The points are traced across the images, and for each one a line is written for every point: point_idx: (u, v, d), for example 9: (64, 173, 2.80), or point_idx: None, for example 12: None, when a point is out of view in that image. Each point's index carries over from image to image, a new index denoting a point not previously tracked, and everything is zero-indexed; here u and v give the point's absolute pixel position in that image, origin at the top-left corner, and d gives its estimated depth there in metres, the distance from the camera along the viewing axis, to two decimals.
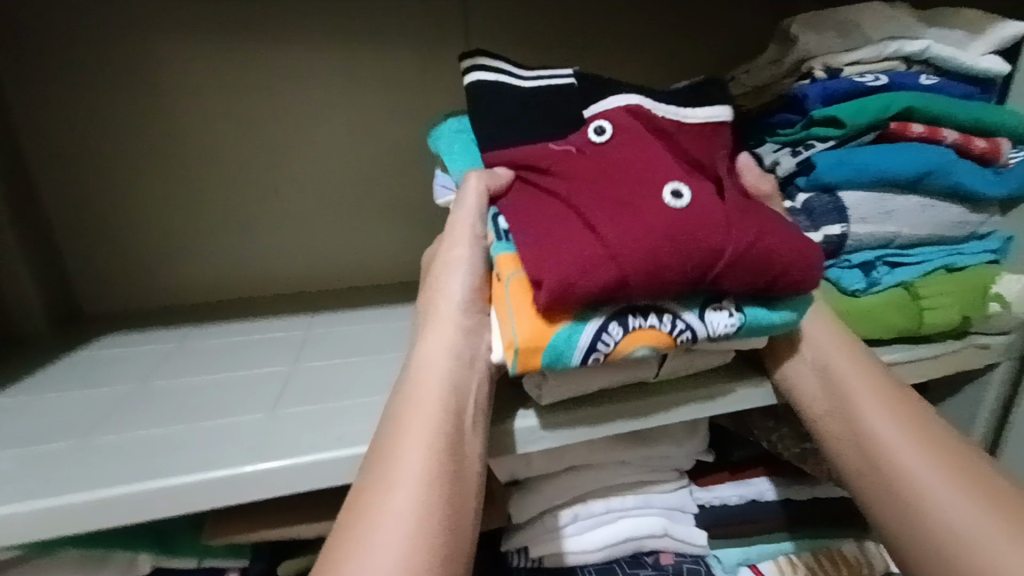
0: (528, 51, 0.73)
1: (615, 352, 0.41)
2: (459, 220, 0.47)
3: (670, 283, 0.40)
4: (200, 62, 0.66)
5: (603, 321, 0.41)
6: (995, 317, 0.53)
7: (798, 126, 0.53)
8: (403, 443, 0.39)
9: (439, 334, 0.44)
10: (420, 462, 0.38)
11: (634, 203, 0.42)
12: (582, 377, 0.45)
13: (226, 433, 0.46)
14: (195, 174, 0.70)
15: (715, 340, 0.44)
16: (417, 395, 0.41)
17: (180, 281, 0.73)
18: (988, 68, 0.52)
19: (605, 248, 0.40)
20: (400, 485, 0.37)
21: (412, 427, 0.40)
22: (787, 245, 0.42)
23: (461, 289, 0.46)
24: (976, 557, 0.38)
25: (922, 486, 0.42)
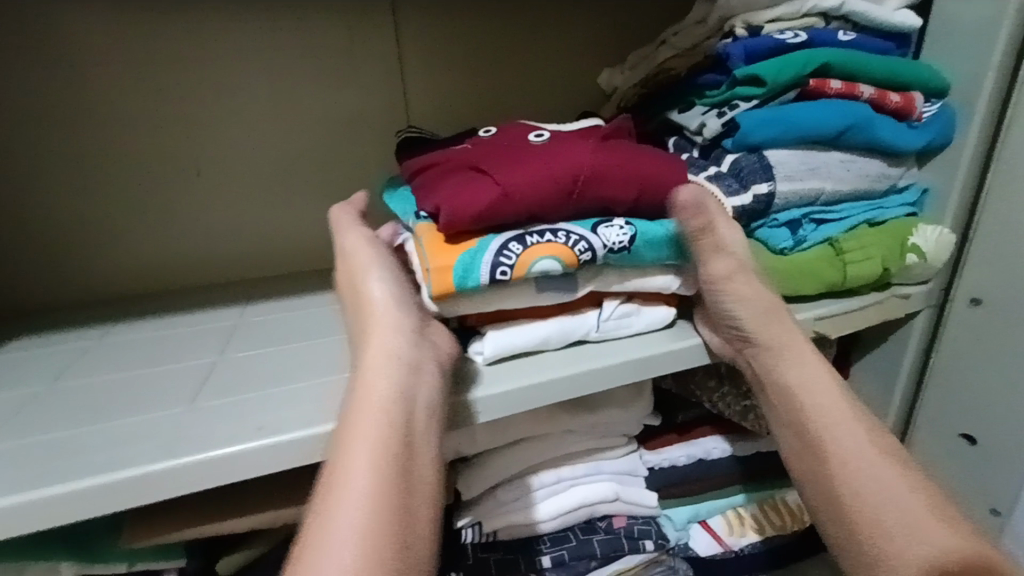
0: (461, 17, 0.70)
1: (519, 265, 0.44)
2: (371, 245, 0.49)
3: (547, 197, 0.45)
4: (99, 34, 0.61)
5: (503, 241, 0.45)
6: (915, 267, 0.55)
7: (723, 87, 0.52)
8: (355, 417, 0.39)
9: (375, 324, 0.44)
10: (381, 423, 0.39)
11: (513, 150, 0.48)
12: (522, 330, 0.48)
13: (138, 431, 0.43)
14: (103, 158, 0.65)
15: (617, 257, 0.46)
16: (362, 380, 0.41)
17: (98, 275, 0.68)
18: (902, 22, 0.53)
19: (485, 179, 0.45)
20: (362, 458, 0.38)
21: (362, 406, 0.40)
22: (647, 159, 0.48)
23: (381, 289, 0.45)
24: (884, 510, 0.40)
25: (838, 444, 0.44)
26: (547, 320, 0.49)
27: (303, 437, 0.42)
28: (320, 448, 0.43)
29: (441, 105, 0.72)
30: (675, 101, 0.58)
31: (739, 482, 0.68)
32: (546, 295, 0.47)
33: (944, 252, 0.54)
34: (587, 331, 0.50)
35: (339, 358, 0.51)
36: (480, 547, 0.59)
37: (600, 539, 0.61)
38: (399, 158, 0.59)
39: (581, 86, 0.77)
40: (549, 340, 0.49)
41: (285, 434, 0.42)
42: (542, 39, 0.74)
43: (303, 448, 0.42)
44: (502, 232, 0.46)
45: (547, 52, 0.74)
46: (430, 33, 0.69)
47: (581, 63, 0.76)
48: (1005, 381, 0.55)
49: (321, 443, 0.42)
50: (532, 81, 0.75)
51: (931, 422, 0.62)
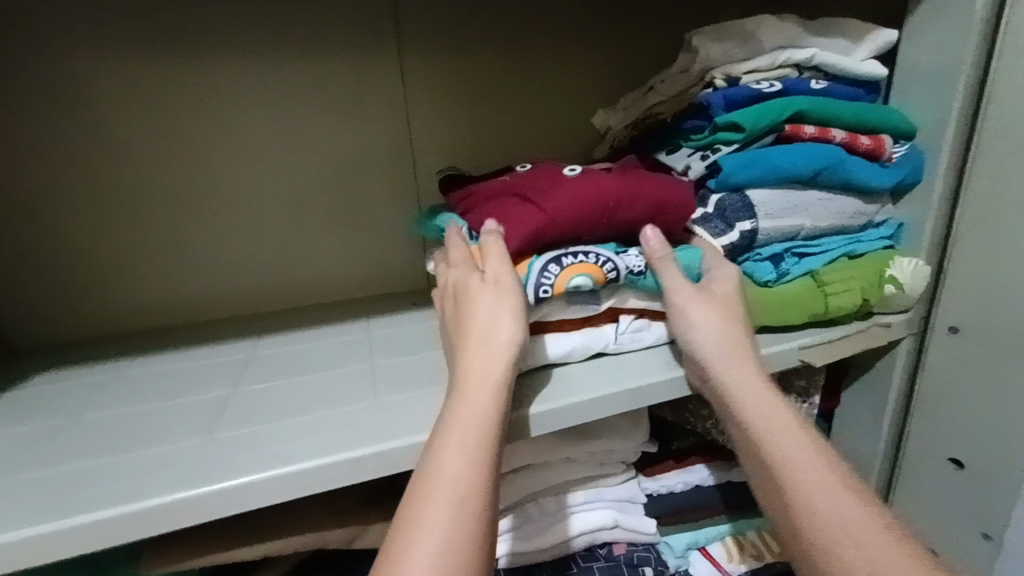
0: (464, 66, 0.75)
1: (557, 284, 0.47)
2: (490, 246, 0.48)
3: (581, 222, 0.49)
4: (129, 86, 0.66)
5: (544, 262, 0.49)
6: (893, 298, 0.58)
7: (705, 132, 0.56)
8: (445, 463, 0.40)
9: (480, 364, 0.44)
10: (478, 425, 0.42)
11: (547, 177, 0.52)
12: (538, 348, 0.51)
13: (158, 460, 0.46)
14: (125, 199, 0.69)
15: (638, 278, 0.51)
16: (458, 425, 0.41)
17: (116, 310, 0.71)
18: (869, 72, 0.57)
19: (529, 206, 0.50)
20: (453, 461, 0.40)
21: (449, 449, 0.41)
22: (670, 186, 0.52)
23: (516, 334, 0.45)
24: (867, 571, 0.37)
25: (811, 492, 0.42)
26: (571, 333, 0.53)
27: (315, 466, 0.44)
28: (331, 477, 0.45)
29: (443, 146, 0.77)
30: (663, 143, 0.62)
31: (723, 514, 0.69)
32: (575, 310, 0.51)
33: (921, 283, 0.57)
34: (605, 344, 0.54)
35: (348, 390, 0.54)
36: None
37: (601, 567, 0.62)
38: (443, 191, 0.63)
39: (577, 126, 0.82)
40: (573, 352, 0.53)
41: (298, 464, 0.44)
42: (539, 84, 0.79)
43: (314, 477, 0.44)
44: (542, 255, 0.50)
45: (545, 95, 0.79)
46: (435, 80, 0.74)
47: (576, 105, 0.81)
48: (987, 405, 0.57)
49: (333, 472, 0.45)
50: (530, 123, 0.80)
51: (919, 447, 0.64)
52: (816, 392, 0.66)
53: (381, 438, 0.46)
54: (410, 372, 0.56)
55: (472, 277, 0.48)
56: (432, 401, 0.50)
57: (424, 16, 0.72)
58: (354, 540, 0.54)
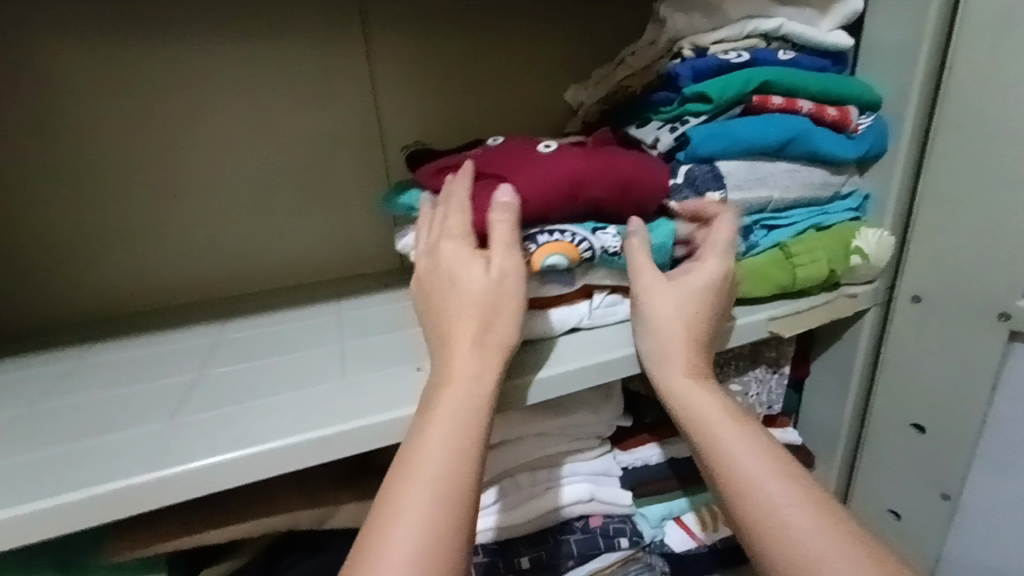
0: (432, 39, 0.73)
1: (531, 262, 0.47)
2: (502, 236, 0.45)
3: (547, 203, 0.48)
4: (75, 61, 0.62)
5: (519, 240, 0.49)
6: (859, 268, 0.58)
7: (675, 104, 0.56)
8: (432, 449, 0.40)
9: (475, 355, 0.43)
10: (461, 406, 0.41)
11: (517, 155, 0.51)
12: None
13: (120, 445, 0.45)
14: (79, 180, 0.66)
15: (613, 258, 0.51)
16: (448, 415, 0.41)
17: (76, 298, 0.69)
18: (836, 43, 0.56)
19: (497, 184, 0.49)
20: (439, 441, 0.40)
21: (437, 436, 0.40)
22: (650, 170, 0.52)
23: (514, 332, 0.44)
24: (804, 551, 0.39)
25: (755, 479, 0.42)
26: (546, 311, 0.52)
27: (281, 445, 0.44)
28: (302, 454, 0.44)
29: (412, 123, 0.75)
30: (633, 117, 0.61)
31: (679, 488, 0.69)
32: (550, 288, 0.51)
33: (886, 253, 0.58)
34: (579, 319, 0.53)
35: (317, 371, 0.53)
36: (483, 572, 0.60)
37: (577, 539, 0.63)
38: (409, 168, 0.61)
39: (549, 102, 0.81)
40: (547, 329, 0.52)
41: (263, 445, 0.44)
42: (509, 57, 0.77)
43: (282, 457, 0.44)
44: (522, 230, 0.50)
45: (515, 70, 0.78)
46: (402, 54, 0.72)
47: (549, 79, 0.80)
48: (945, 371, 0.59)
49: (306, 450, 0.44)
50: (501, 98, 0.78)
51: (883, 413, 0.66)
52: (786, 363, 0.67)
53: (352, 415, 0.46)
54: (379, 352, 0.55)
55: (477, 261, 0.45)
56: (408, 377, 0.50)
57: None
58: (325, 521, 0.54)
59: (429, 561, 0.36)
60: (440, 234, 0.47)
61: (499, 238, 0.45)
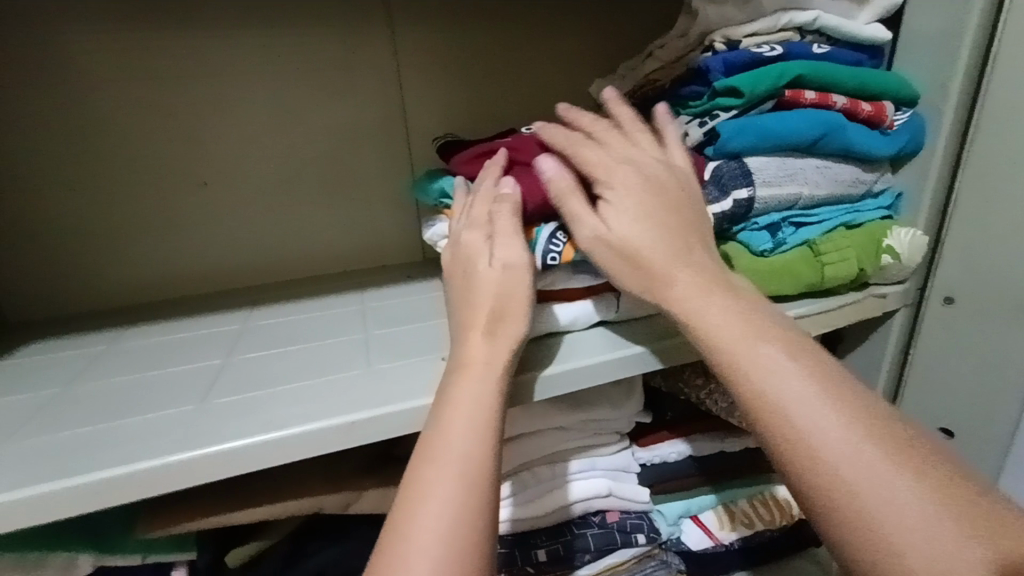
0: (456, 32, 0.73)
1: (565, 253, 0.48)
2: (502, 225, 0.47)
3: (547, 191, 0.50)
4: (111, 54, 0.64)
5: (553, 229, 0.49)
6: (890, 268, 0.57)
7: (704, 98, 0.54)
8: (450, 436, 0.40)
9: (488, 345, 0.43)
10: (473, 402, 0.41)
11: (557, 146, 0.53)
12: (541, 316, 0.52)
13: (153, 426, 0.46)
14: (113, 170, 0.68)
15: None
16: (463, 403, 0.41)
17: (108, 284, 0.71)
18: (873, 36, 0.55)
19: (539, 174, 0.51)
20: (454, 436, 0.40)
21: (455, 425, 0.40)
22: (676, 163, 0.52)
23: (523, 324, 0.44)
24: (892, 536, 0.32)
25: (837, 444, 0.35)
26: (573, 302, 0.53)
27: (307, 430, 0.44)
28: (326, 440, 0.45)
29: (436, 114, 0.75)
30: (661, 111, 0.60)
31: (710, 484, 0.69)
32: (579, 279, 0.52)
33: (918, 253, 0.57)
34: (607, 313, 0.54)
35: (341, 359, 0.53)
36: (502, 563, 0.60)
37: (594, 534, 0.63)
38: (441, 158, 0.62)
39: (573, 97, 0.80)
40: (574, 322, 0.53)
41: (289, 430, 0.44)
42: (534, 52, 0.77)
43: (307, 442, 0.45)
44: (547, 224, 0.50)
45: (540, 64, 0.77)
46: (426, 47, 0.72)
47: (573, 74, 0.79)
48: (977, 368, 0.59)
49: (331, 435, 0.45)
50: (524, 90, 0.78)
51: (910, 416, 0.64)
52: None
53: (376, 404, 0.47)
54: (403, 342, 0.56)
55: (487, 250, 0.47)
56: (431, 367, 0.51)
57: None
58: (348, 506, 0.55)
59: (452, 550, 0.36)
60: (462, 224, 0.49)
61: (505, 227, 0.47)
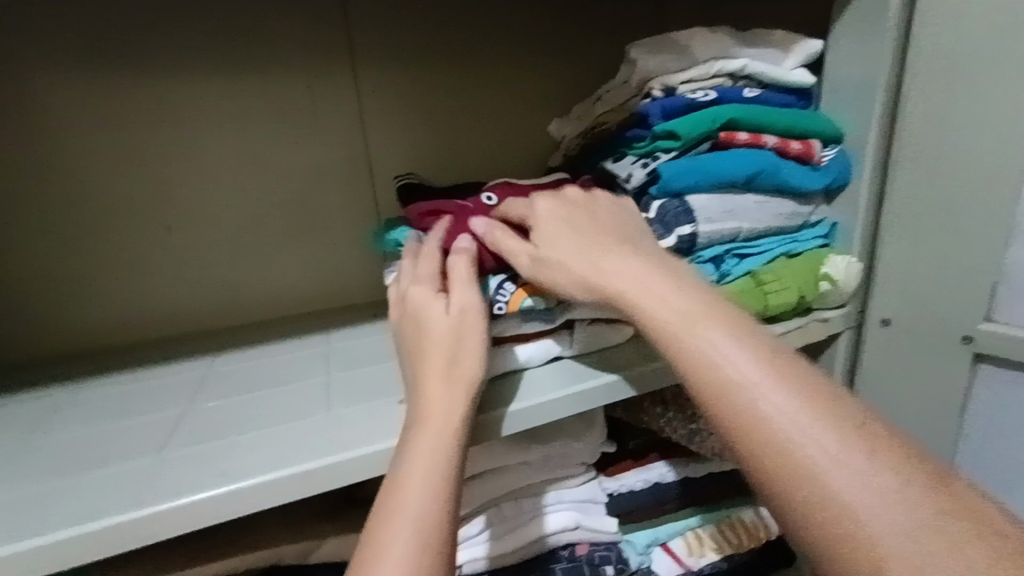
0: (417, 78, 0.76)
1: (511, 302, 0.51)
2: (459, 274, 0.49)
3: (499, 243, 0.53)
4: (72, 104, 0.65)
5: (501, 280, 0.52)
6: (829, 294, 0.60)
7: (647, 140, 0.58)
8: (410, 489, 0.40)
9: (446, 392, 0.44)
10: (432, 453, 0.41)
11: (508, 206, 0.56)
12: (498, 356, 0.53)
13: (106, 482, 0.45)
14: (74, 217, 0.67)
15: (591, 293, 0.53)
16: (421, 455, 0.41)
17: (67, 333, 0.70)
18: (798, 80, 0.59)
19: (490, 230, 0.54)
20: (412, 490, 0.40)
21: (414, 479, 0.40)
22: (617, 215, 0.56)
23: (480, 366, 0.45)
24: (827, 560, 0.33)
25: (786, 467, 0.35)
26: (530, 341, 0.54)
27: (264, 481, 0.44)
28: (284, 491, 0.45)
29: (401, 156, 0.77)
30: (609, 151, 0.63)
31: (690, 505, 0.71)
32: (530, 325, 0.53)
33: (854, 279, 0.60)
34: (563, 349, 0.56)
35: (301, 405, 0.53)
36: None
37: (563, 568, 0.63)
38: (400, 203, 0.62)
39: (531, 135, 0.83)
40: (529, 361, 0.54)
41: (245, 482, 0.44)
42: (493, 94, 0.80)
43: (265, 494, 0.44)
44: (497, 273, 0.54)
45: (499, 106, 0.80)
46: (388, 93, 0.75)
47: (531, 114, 0.83)
48: (926, 398, 0.61)
49: (289, 485, 0.45)
50: (486, 131, 0.81)
51: None
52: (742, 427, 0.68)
53: (331, 450, 0.46)
54: (364, 384, 0.56)
55: (439, 300, 0.47)
56: (390, 410, 0.51)
57: (377, 27, 0.73)
58: (310, 553, 0.54)
59: None
60: (411, 280, 0.50)
61: (460, 276, 0.49)
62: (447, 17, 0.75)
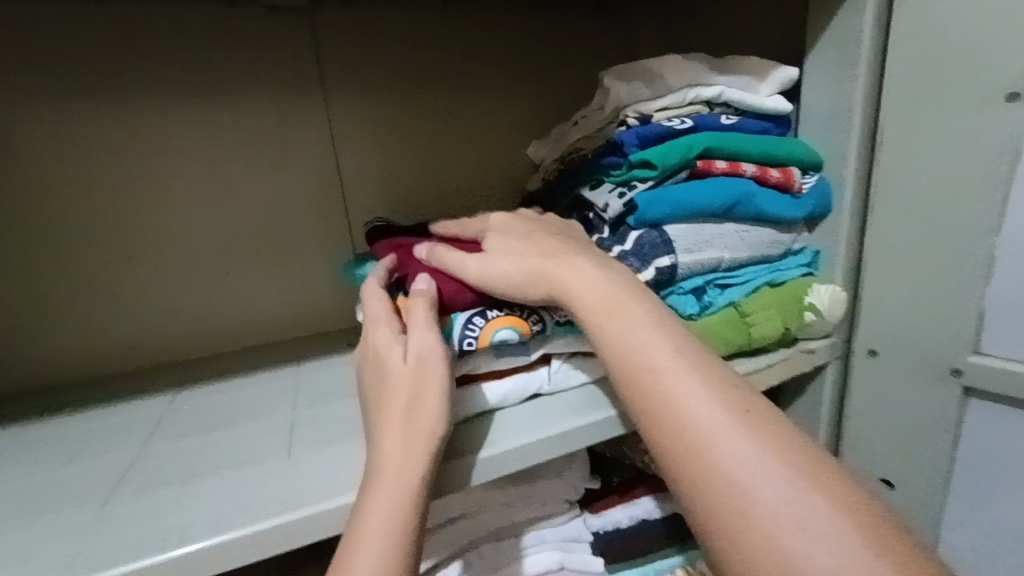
0: (391, 102, 0.74)
1: (482, 336, 0.48)
2: (415, 316, 0.47)
3: (460, 283, 0.51)
4: (24, 132, 0.62)
5: (470, 314, 0.50)
6: (814, 324, 0.59)
7: (623, 168, 0.56)
8: (359, 558, 0.37)
9: (406, 441, 0.41)
10: (388, 508, 0.39)
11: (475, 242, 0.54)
12: (469, 396, 0.51)
13: (37, 545, 0.41)
14: (26, 250, 0.64)
15: (567, 327, 0.52)
16: (374, 517, 0.39)
17: (19, 370, 0.66)
18: (775, 107, 0.58)
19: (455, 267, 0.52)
20: (367, 550, 0.37)
21: (369, 537, 0.38)
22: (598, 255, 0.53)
23: (440, 416, 0.43)
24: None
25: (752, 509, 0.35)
26: (504, 378, 0.52)
27: (209, 544, 0.41)
28: (231, 554, 0.41)
29: (375, 183, 0.75)
30: (584, 178, 0.61)
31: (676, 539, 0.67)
32: (505, 359, 0.51)
33: (839, 309, 0.59)
34: (539, 385, 0.54)
35: (257, 452, 0.50)
36: None
37: None
38: (370, 238, 0.63)
39: (510, 159, 0.82)
40: (503, 400, 0.52)
41: (190, 544, 0.40)
42: (470, 118, 0.79)
43: (207, 558, 0.41)
44: (466, 308, 0.51)
45: (477, 130, 0.79)
46: (361, 118, 0.73)
47: (510, 138, 0.81)
48: (906, 429, 0.60)
49: (238, 546, 0.41)
50: (462, 158, 0.80)
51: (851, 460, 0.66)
52: None
53: (283, 507, 0.43)
54: (329, 426, 0.53)
55: (397, 346, 0.46)
56: (352, 457, 0.48)
57: (348, 56, 0.71)
58: None
59: None
60: (371, 322, 0.49)
61: (418, 319, 0.47)
62: (421, 42, 0.74)
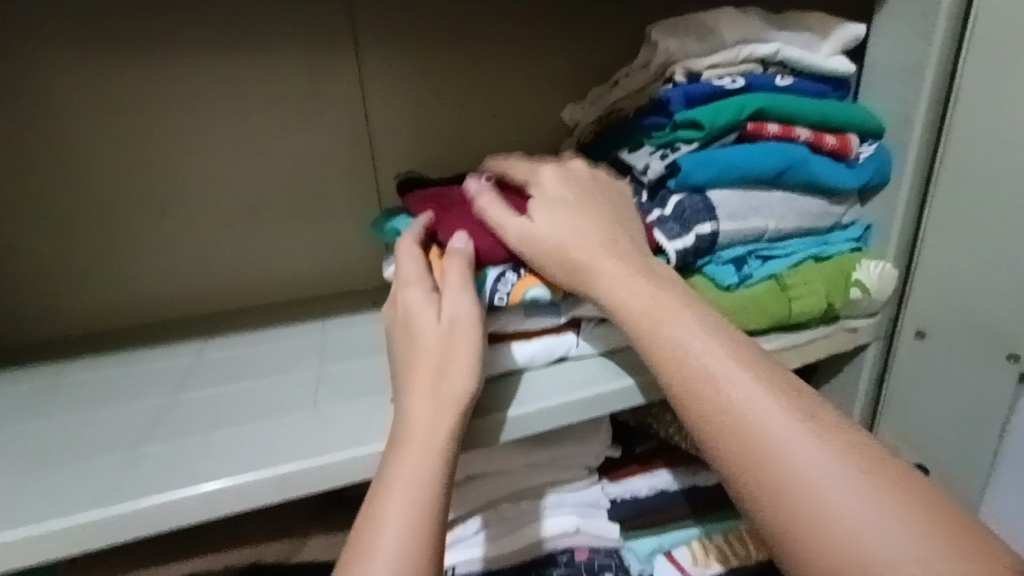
0: (422, 58, 0.72)
1: (514, 293, 0.48)
2: (449, 275, 0.46)
3: (496, 237, 0.49)
4: (61, 82, 0.63)
5: (502, 270, 0.49)
6: (860, 301, 0.56)
7: (666, 129, 0.53)
8: (392, 501, 0.39)
9: (436, 398, 0.42)
10: (419, 458, 0.41)
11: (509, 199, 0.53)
12: (495, 356, 0.50)
13: (82, 476, 0.44)
14: (66, 199, 0.66)
15: None
16: (406, 467, 0.40)
17: (63, 315, 0.69)
18: (836, 68, 0.54)
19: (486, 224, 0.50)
20: (400, 495, 0.39)
21: (401, 484, 0.40)
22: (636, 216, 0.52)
23: (470, 380, 0.43)
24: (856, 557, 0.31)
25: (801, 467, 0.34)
26: (531, 340, 0.52)
27: (240, 484, 0.43)
28: (262, 493, 0.43)
29: (405, 142, 0.74)
30: (624, 139, 0.59)
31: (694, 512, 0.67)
32: (534, 320, 0.51)
33: (888, 286, 0.56)
34: (568, 348, 0.53)
35: (287, 402, 0.51)
36: None
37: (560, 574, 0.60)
38: (400, 193, 0.61)
39: (545, 120, 0.79)
40: (530, 361, 0.52)
41: (223, 481, 0.43)
42: (504, 76, 0.76)
43: (237, 497, 0.43)
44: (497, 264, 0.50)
45: (510, 89, 0.77)
46: (392, 74, 0.72)
47: (545, 98, 0.79)
48: None
49: (268, 486, 0.43)
50: (495, 118, 0.77)
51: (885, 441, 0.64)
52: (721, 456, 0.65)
53: (311, 453, 0.45)
54: (355, 380, 0.54)
55: (429, 306, 0.46)
56: (378, 411, 0.49)
57: (380, 6, 0.69)
58: None
59: None
60: (403, 280, 0.49)
61: (451, 279, 0.46)
62: None
